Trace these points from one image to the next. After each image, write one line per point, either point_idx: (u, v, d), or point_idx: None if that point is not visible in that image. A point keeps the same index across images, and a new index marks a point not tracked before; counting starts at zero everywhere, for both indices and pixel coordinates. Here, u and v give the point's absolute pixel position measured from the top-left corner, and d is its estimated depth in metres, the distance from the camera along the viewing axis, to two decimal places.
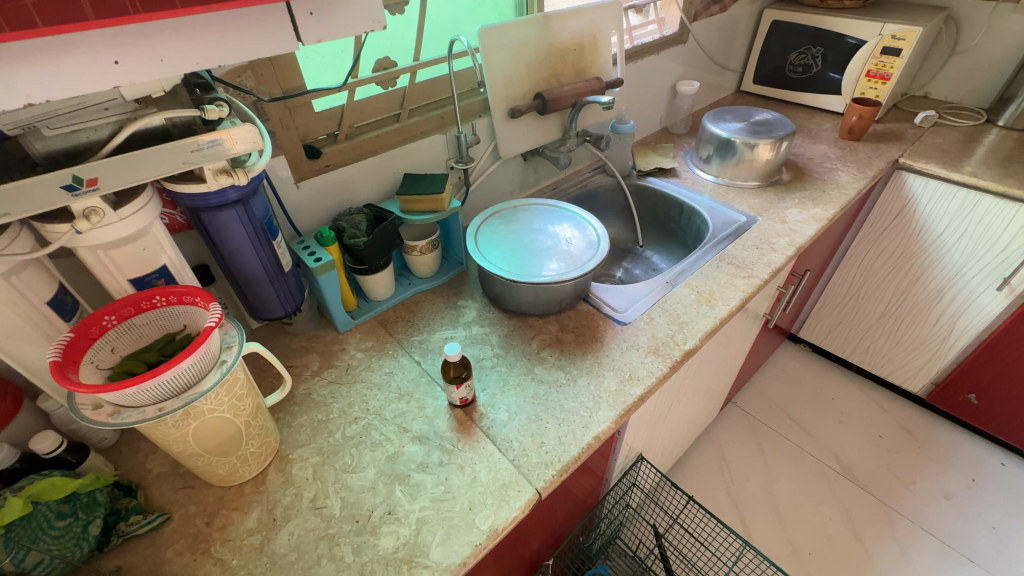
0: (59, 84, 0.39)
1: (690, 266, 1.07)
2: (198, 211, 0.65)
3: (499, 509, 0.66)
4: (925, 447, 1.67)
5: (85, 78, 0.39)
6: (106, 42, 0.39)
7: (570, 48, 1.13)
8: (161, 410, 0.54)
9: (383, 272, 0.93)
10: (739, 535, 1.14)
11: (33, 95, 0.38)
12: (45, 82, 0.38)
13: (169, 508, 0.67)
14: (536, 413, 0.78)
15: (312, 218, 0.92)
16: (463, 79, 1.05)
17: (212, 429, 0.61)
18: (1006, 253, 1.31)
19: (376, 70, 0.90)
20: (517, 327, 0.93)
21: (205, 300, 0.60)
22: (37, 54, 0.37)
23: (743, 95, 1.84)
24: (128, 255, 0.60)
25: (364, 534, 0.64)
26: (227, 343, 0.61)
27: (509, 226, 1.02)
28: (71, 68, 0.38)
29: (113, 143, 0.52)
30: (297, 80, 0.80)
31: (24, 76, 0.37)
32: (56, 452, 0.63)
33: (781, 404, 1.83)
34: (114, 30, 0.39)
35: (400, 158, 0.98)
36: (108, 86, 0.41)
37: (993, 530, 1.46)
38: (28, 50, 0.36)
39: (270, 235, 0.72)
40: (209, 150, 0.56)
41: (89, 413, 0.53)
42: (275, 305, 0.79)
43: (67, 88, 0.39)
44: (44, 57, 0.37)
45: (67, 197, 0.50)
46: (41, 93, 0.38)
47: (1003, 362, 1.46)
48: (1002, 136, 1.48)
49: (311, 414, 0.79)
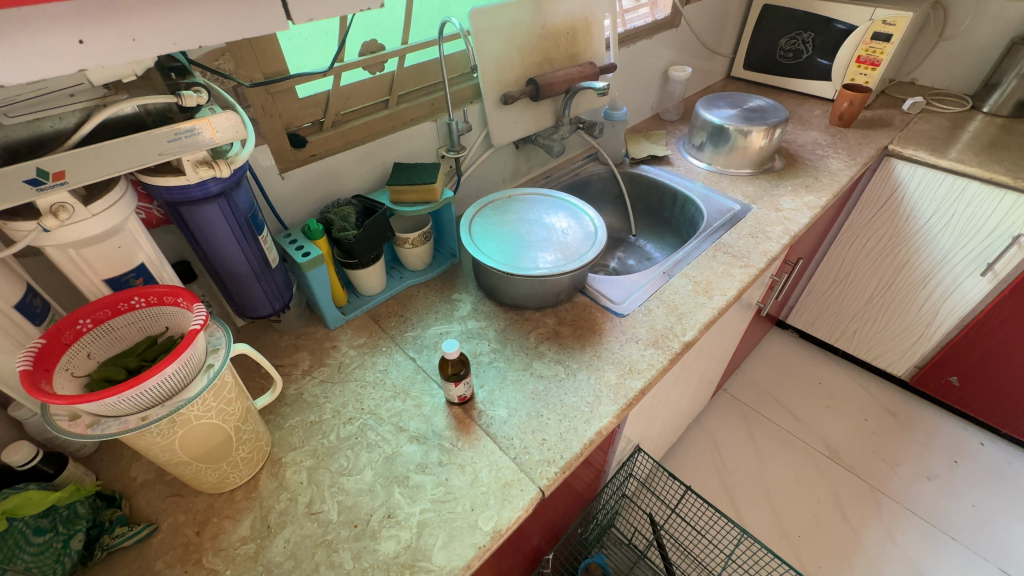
0: (18, 68, 0.34)
1: (687, 255, 1.06)
2: (177, 205, 0.61)
3: (502, 509, 0.65)
4: (908, 429, 1.72)
5: (47, 61, 0.35)
6: (68, 18, 0.35)
7: (563, 32, 1.10)
8: (144, 419, 0.51)
9: (374, 265, 0.90)
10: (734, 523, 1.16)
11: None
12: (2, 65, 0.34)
13: (156, 517, 0.64)
14: (536, 409, 0.77)
15: (298, 210, 0.88)
16: (454, 63, 1.01)
17: (199, 436, 0.58)
18: (991, 239, 1.33)
19: (363, 54, 0.85)
20: (513, 321, 0.91)
21: (188, 301, 0.56)
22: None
23: (733, 81, 1.83)
24: (102, 253, 0.56)
25: (364, 539, 0.62)
26: (214, 345, 0.58)
27: (503, 217, 0.99)
28: (28, 48, 0.34)
29: (80, 133, 0.48)
30: (279, 63, 0.75)
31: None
32: (31, 464, 0.59)
33: (770, 389, 1.86)
34: (76, 4, 0.34)
35: (389, 147, 0.94)
36: (73, 69, 0.37)
37: (974, 507, 1.51)
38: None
39: (255, 229, 0.68)
40: (187, 140, 0.53)
41: (66, 424, 0.49)
42: (262, 302, 0.75)
43: (24, 71, 0.35)
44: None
45: (32, 192, 0.46)
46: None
47: (985, 345, 1.49)
48: (987, 122, 1.49)
49: (304, 415, 0.76)
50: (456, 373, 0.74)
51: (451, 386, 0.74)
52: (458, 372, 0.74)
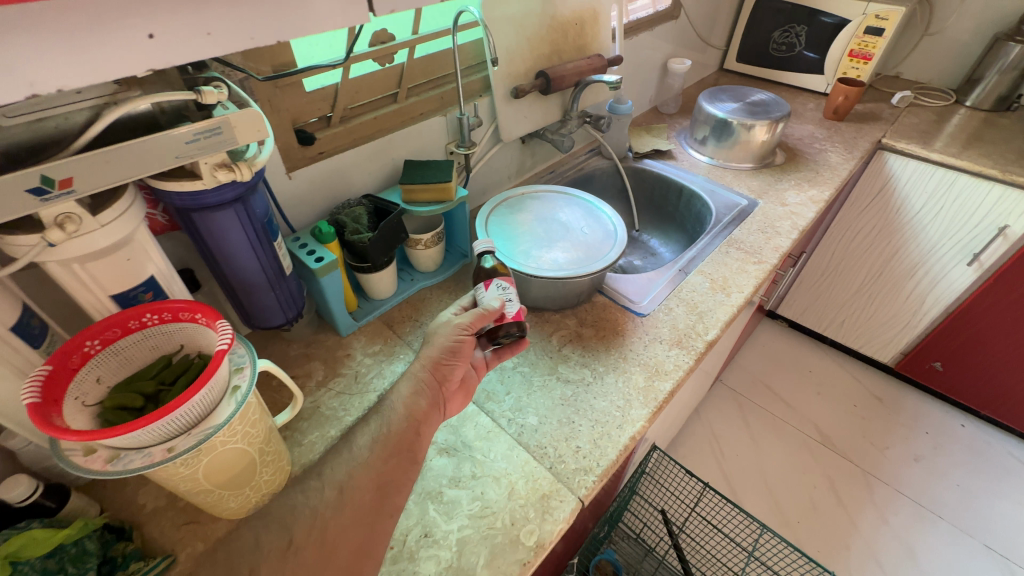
0: (72, 64, 0.31)
1: (700, 252, 1.05)
2: (189, 211, 0.56)
3: (543, 522, 0.63)
4: (894, 413, 1.78)
5: (108, 59, 0.32)
6: (136, 9, 0.32)
7: (570, 22, 1.06)
8: (170, 452, 0.46)
9: (387, 269, 0.86)
10: (758, 521, 1.05)
11: (39, 82, 0.30)
12: (58, 66, 0.31)
13: (172, 548, 0.60)
14: (567, 416, 0.75)
15: (307, 211, 0.83)
16: (466, 53, 0.97)
17: (225, 462, 0.53)
18: (978, 230, 1.37)
19: (373, 44, 0.80)
20: (534, 323, 0.89)
21: (208, 318, 0.52)
22: (42, 23, 0.29)
23: (725, 74, 1.84)
24: (109, 268, 0.50)
25: (402, 561, 0.59)
26: (238, 364, 0.53)
27: (519, 215, 0.96)
28: (88, 38, 0.31)
29: (86, 134, 0.42)
30: (286, 54, 0.69)
31: (27, 53, 0.29)
32: (32, 499, 0.53)
33: (762, 378, 1.90)
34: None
35: (399, 143, 0.90)
36: (140, 69, 0.34)
37: (958, 487, 1.58)
38: (16, 19, 0.28)
39: (271, 235, 0.64)
40: (206, 140, 0.47)
41: (81, 461, 0.45)
42: (275, 312, 0.71)
43: (70, 64, 0.31)
44: (57, 29, 0.29)
45: (35, 203, 0.40)
46: (49, 79, 0.31)
47: (968, 332, 1.55)
48: (970, 115, 1.53)
49: (323, 429, 0.72)
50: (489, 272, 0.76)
51: (496, 363, 0.78)
52: (490, 267, 0.76)
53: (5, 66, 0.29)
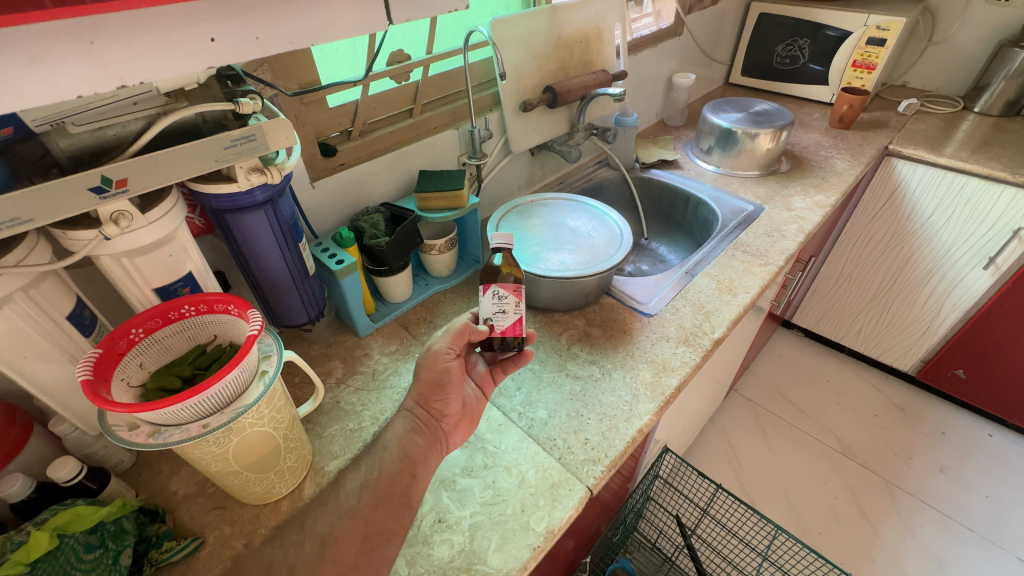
0: (152, 60, 0.36)
1: (707, 255, 1.08)
2: (223, 212, 0.61)
3: (553, 509, 0.65)
4: (917, 422, 1.74)
5: (183, 56, 0.37)
6: (204, 18, 0.36)
7: (576, 40, 1.12)
8: (205, 427, 0.50)
9: (403, 273, 0.90)
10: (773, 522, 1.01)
11: (127, 75, 0.35)
12: (141, 63, 0.35)
13: (201, 531, 0.63)
14: (576, 409, 0.77)
15: (328, 218, 0.89)
16: (477, 70, 1.03)
17: (252, 444, 0.57)
18: (991, 234, 1.36)
19: (390, 64, 0.86)
20: (543, 323, 0.92)
21: (240, 308, 0.56)
22: (130, 27, 0.33)
23: (731, 87, 1.88)
24: (153, 262, 0.55)
25: (417, 544, 0.62)
26: (266, 352, 0.58)
27: (529, 221, 1.00)
28: (164, 41, 0.35)
29: (141, 140, 0.47)
30: (311, 72, 0.76)
31: (119, 50, 0.34)
32: (77, 479, 0.58)
33: (779, 388, 1.88)
34: (212, 4, 0.36)
35: (414, 154, 0.96)
36: (205, 66, 0.38)
37: (986, 498, 1.53)
38: (113, 23, 0.33)
39: (296, 236, 0.69)
40: (243, 145, 0.52)
41: (126, 434, 0.49)
42: (298, 310, 0.75)
43: (151, 58, 0.35)
44: (141, 29, 0.34)
45: (95, 200, 0.46)
46: (135, 74, 0.35)
47: (989, 338, 1.52)
48: (979, 121, 1.54)
49: (342, 423, 0.75)
50: (495, 270, 0.77)
51: (501, 377, 0.78)
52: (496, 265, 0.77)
53: (99, 60, 0.33)
